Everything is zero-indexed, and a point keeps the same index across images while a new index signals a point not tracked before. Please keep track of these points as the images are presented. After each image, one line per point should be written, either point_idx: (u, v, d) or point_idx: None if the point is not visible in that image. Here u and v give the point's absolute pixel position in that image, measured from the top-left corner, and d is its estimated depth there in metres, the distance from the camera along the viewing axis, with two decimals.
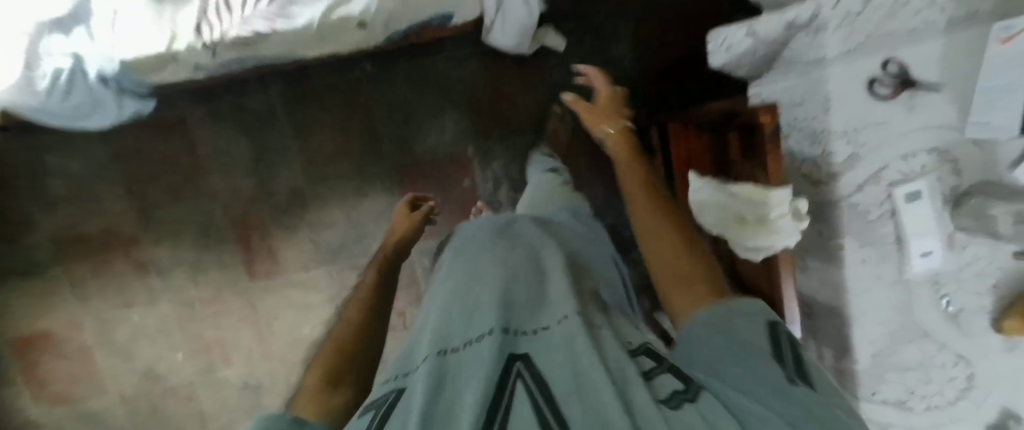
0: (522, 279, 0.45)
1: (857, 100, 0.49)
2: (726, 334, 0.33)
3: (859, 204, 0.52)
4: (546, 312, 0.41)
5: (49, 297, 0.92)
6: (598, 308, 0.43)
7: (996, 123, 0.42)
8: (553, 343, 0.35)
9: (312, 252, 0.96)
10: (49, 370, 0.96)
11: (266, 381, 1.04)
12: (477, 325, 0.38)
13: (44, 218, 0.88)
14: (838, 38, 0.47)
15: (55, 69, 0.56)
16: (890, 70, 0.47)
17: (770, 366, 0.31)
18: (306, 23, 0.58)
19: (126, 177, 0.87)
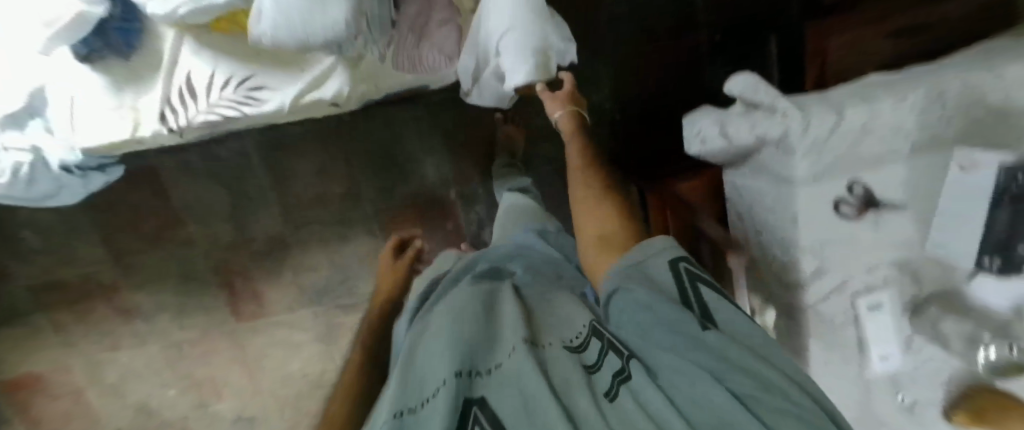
0: (476, 311, 0.39)
1: (825, 218, 0.44)
2: (651, 307, 0.31)
3: (824, 312, 0.47)
4: (500, 338, 0.36)
5: (40, 340, 0.92)
6: (540, 325, 0.38)
7: (960, 248, 0.41)
8: (507, 376, 0.30)
9: (297, 293, 0.91)
10: (47, 408, 0.97)
11: (259, 413, 1.00)
12: (429, 373, 0.31)
13: (26, 268, 0.87)
14: (808, 162, 0.41)
15: (14, 164, 0.52)
16: (855, 192, 0.43)
17: (686, 315, 0.30)
18: (275, 108, 0.53)
19: (103, 226, 0.84)
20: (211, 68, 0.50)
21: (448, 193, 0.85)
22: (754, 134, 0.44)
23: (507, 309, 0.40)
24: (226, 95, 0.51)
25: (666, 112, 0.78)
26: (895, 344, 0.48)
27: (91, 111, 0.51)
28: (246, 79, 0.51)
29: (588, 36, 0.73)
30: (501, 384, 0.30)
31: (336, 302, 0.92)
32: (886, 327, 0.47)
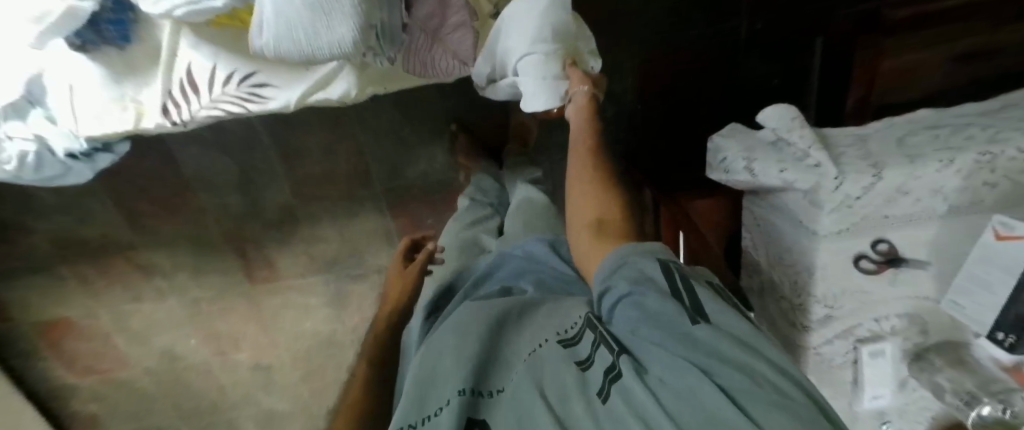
0: (485, 318, 0.39)
1: (842, 272, 0.44)
2: (644, 309, 0.29)
3: (825, 353, 0.49)
4: (508, 345, 0.36)
5: (66, 289, 0.97)
6: (547, 328, 0.37)
7: (968, 312, 0.41)
8: (511, 392, 0.30)
9: (308, 261, 0.93)
10: (80, 348, 1.04)
11: (275, 363, 1.07)
12: (435, 390, 0.32)
13: (45, 224, 0.89)
14: (834, 219, 0.41)
15: (21, 152, 0.52)
16: (879, 249, 0.43)
17: (679, 313, 0.28)
18: (282, 106, 0.51)
19: (116, 189, 0.85)
20: (211, 62, 0.46)
21: (457, 175, 0.85)
22: (782, 178, 0.42)
23: (514, 318, 0.39)
24: (229, 91, 0.48)
25: (689, 108, 0.74)
26: (889, 385, 0.50)
27: (90, 103, 0.48)
28: (248, 76, 0.48)
29: (619, 27, 0.67)
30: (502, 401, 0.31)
31: (346, 272, 0.95)
32: (884, 374, 0.48)
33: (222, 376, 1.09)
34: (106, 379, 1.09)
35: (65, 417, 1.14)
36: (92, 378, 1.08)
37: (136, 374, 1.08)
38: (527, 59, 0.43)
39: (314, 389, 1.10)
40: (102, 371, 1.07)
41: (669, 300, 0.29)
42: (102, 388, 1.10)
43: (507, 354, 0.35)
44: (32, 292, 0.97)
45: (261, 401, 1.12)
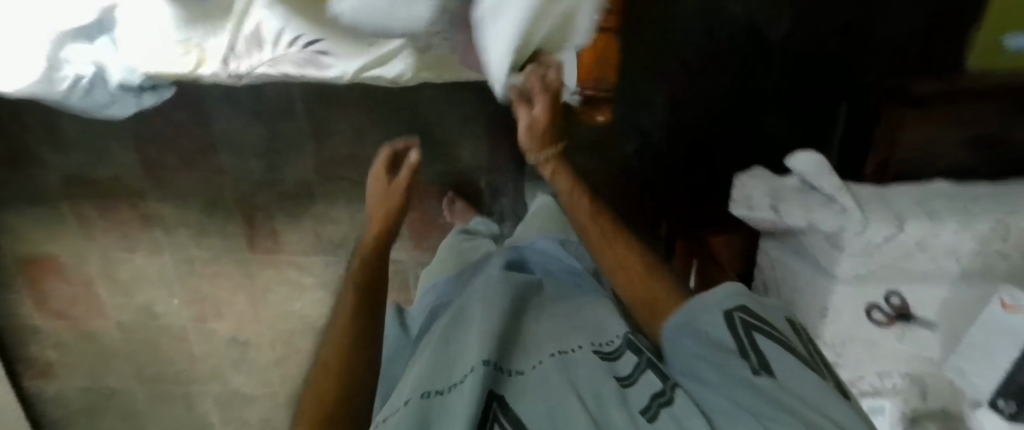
0: (504, 310, 0.46)
1: (859, 320, 0.49)
2: (702, 350, 0.37)
3: None
4: (529, 339, 0.44)
5: (62, 226, 0.95)
6: (573, 328, 0.46)
7: (972, 375, 0.47)
8: (533, 380, 0.38)
9: (313, 238, 0.93)
10: (58, 289, 1.01)
11: (254, 339, 1.03)
12: (462, 364, 0.39)
13: (59, 157, 0.89)
14: (851, 263, 0.45)
15: (76, 76, 0.48)
16: (891, 302, 0.49)
17: (738, 364, 0.35)
18: (338, 75, 0.48)
19: (141, 135, 0.86)
20: (280, 24, 0.44)
21: (478, 179, 0.86)
22: (807, 220, 0.46)
23: (529, 317, 0.48)
24: (289, 53, 0.46)
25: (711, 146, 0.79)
26: None
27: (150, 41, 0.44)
28: (312, 40, 0.45)
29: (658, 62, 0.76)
30: (523, 381, 0.38)
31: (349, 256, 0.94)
32: None
33: (195, 344, 1.04)
34: (76, 326, 1.05)
35: (21, 360, 1.09)
36: (61, 323, 1.04)
37: (108, 326, 1.04)
38: None
39: (286, 374, 1.06)
40: (74, 317, 1.04)
41: (735, 358, 0.36)
42: (68, 335, 1.06)
43: (522, 347, 0.43)
44: (27, 222, 0.96)
45: (228, 379, 1.07)
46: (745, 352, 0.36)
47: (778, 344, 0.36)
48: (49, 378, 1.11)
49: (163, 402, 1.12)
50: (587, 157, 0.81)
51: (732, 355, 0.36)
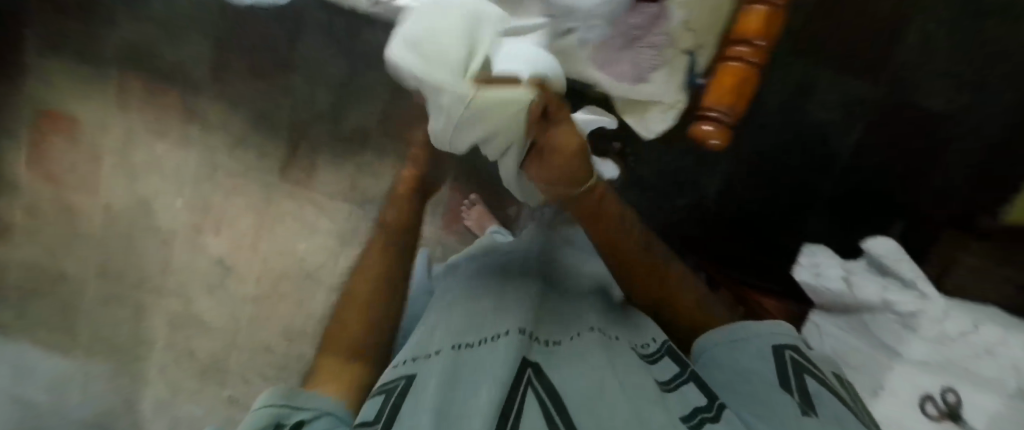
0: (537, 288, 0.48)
1: (907, 403, 0.47)
2: (745, 371, 0.37)
3: None
4: (566, 322, 0.45)
5: (97, 88, 0.91)
6: (614, 320, 0.47)
7: None
8: (569, 355, 0.39)
9: (347, 185, 0.91)
10: (60, 151, 0.95)
11: (240, 268, 0.96)
12: (498, 322, 0.41)
13: (133, 25, 0.88)
14: (921, 346, 0.49)
15: None
16: (945, 397, 0.46)
17: (784, 395, 0.34)
18: None
19: (225, 32, 0.86)
20: None
21: None
22: (880, 295, 0.51)
23: (563, 298, 0.49)
24: None
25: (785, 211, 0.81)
26: None
27: None
28: None
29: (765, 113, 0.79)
30: (558, 357, 0.39)
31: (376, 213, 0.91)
32: None
33: (175, 254, 0.97)
34: (57, 195, 0.97)
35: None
36: (43, 187, 0.96)
37: (91, 206, 0.96)
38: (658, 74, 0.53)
39: (258, 315, 0.98)
40: (61, 185, 0.96)
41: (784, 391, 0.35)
42: (43, 201, 0.97)
43: (559, 328, 0.44)
44: (63, 74, 0.91)
45: (194, 301, 0.98)
46: (790, 382, 0.36)
47: (832, 389, 0.35)
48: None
49: (108, 308, 1.00)
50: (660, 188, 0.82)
51: (771, 381, 0.36)
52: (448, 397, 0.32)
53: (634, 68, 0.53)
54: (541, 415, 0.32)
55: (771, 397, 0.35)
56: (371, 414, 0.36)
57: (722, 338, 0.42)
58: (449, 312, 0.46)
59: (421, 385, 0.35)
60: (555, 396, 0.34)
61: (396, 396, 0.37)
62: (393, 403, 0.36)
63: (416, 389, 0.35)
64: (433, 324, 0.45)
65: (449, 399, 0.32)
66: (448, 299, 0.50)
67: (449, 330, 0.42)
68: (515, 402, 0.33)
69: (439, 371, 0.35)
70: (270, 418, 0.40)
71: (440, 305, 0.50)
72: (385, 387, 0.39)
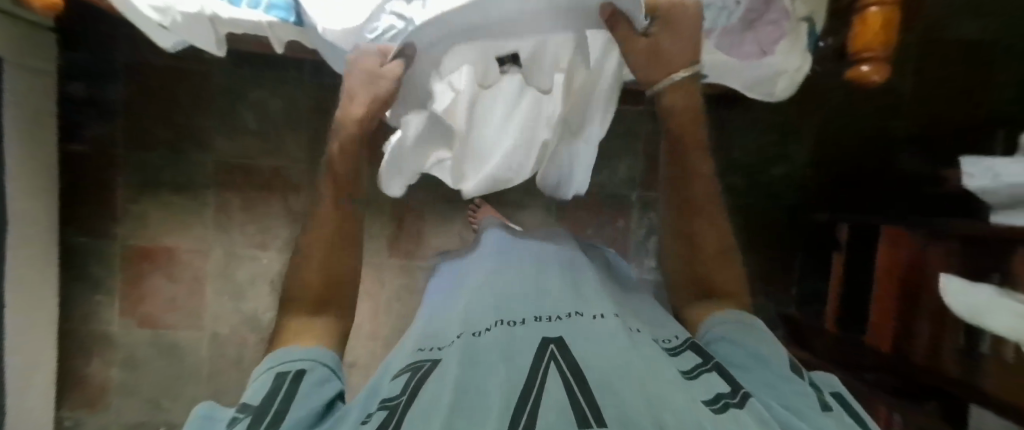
0: (557, 278, 0.51)
1: None
2: (753, 357, 0.42)
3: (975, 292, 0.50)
4: (580, 302, 0.46)
5: (186, 216, 0.88)
6: (635, 316, 0.48)
7: None
8: (587, 337, 0.38)
9: (457, 247, 0.93)
10: (152, 290, 0.89)
11: (362, 360, 0.93)
12: (513, 307, 0.45)
13: (221, 142, 0.88)
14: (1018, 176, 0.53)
15: None
16: None
17: (793, 386, 0.37)
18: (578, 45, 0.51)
19: (318, 129, 0.88)
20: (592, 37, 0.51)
21: (629, 193, 0.94)
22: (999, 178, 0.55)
23: (591, 288, 0.50)
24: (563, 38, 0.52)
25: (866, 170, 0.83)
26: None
27: None
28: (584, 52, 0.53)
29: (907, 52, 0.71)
30: (579, 331, 0.39)
31: None
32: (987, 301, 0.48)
33: None
34: (154, 337, 0.90)
35: (62, 380, 0.89)
36: (139, 333, 0.90)
37: (195, 339, 0.90)
38: (723, 28, 0.58)
39: None
40: (158, 325, 0.90)
41: (797, 396, 0.36)
42: (142, 347, 0.90)
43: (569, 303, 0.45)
44: (146, 210, 0.88)
45: None
46: (800, 377, 0.39)
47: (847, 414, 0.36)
48: (83, 410, 0.90)
49: None
50: (793, 145, 0.88)
51: (786, 373, 0.39)
52: (467, 380, 0.33)
53: (759, 44, 0.59)
54: (561, 386, 0.31)
55: (777, 386, 0.37)
56: (393, 393, 0.36)
57: (732, 324, 0.46)
58: (461, 308, 0.49)
59: (442, 371, 0.36)
60: (575, 368, 0.33)
61: (418, 374, 0.38)
62: (415, 381, 0.37)
63: (442, 371, 0.36)
64: (449, 320, 0.48)
65: (463, 382, 0.33)
66: (478, 285, 0.52)
67: (455, 326, 0.45)
68: (538, 376, 0.32)
69: (461, 359, 0.37)
70: (270, 376, 0.37)
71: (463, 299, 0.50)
72: (411, 367, 0.40)
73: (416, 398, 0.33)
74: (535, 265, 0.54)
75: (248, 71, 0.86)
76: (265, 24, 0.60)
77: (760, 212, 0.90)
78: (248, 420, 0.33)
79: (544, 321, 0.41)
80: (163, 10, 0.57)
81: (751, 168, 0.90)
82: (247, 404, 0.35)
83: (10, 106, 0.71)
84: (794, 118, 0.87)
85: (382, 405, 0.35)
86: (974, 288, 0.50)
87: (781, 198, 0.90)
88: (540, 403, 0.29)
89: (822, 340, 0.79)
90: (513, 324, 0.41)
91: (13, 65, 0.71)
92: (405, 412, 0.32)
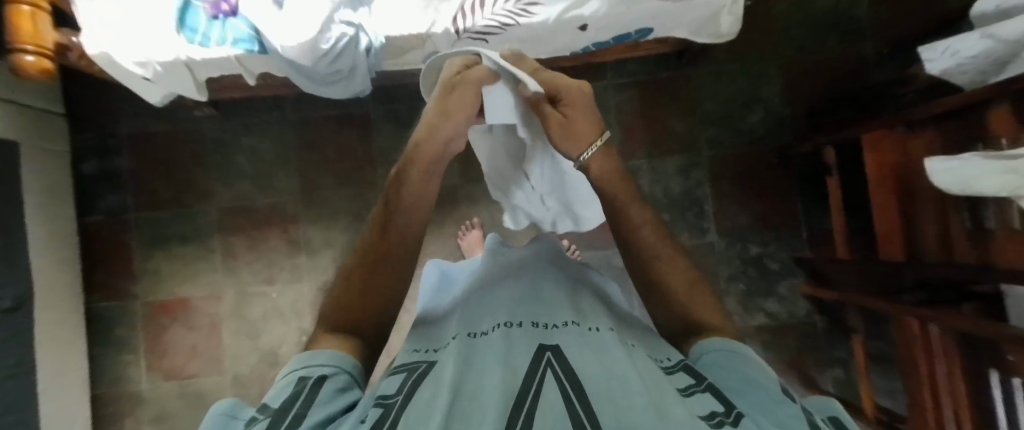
0: (553, 286, 0.45)
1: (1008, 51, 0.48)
2: (740, 378, 0.32)
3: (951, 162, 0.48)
4: (577, 313, 0.40)
5: (196, 265, 0.93)
6: (629, 330, 0.42)
7: None
8: (585, 346, 0.33)
9: (454, 249, 0.93)
10: (172, 342, 0.92)
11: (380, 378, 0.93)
12: (507, 313, 0.39)
13: (220, 190, 0.93)
14: (971, 48, 0.52)
15: (340, 34, 0.60)
16: (997, 42, 0.49)
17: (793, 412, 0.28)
18: (542, 20, 0.62)
19: (305, 161, 0.93)
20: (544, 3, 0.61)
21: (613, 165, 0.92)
22: (957, 56, 0.53)
23: (585, 299, 0.44)
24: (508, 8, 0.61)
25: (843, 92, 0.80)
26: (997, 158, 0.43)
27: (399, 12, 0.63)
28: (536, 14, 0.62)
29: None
30: (575, 341, 0.34)
31: None
32: (964, 166, 0.46)
33: None
34: (180, 388, 0.92)
35: None
36: (165, 386, 0.92)
37: (218, 384, 0.92)
38: None
39: None
40: (181, 375, 0.92)
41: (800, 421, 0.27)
42: (169, 400, 0.92)
43: (567, 312, 0.39)
44: (160, 266, 0.93)
45: None
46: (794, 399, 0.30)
47: None
48: None
49: None
50: (767, 87, 0.88)
51: (777, 393, 0.30)
52: (465, 383, 0.29)
53: None
54: (559, 395, 0.26)
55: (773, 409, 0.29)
56: (389, 390, 0.32)
57: (719, 348, 0.36)
58: (453, 314, 0.44)
59: (440, 370, 0.32)
60: (572, 375, 0.29)
61: (415, 374, 0.33)
62: (410, 381, 0.32)
63: (441, 369, 0.32)
64: (444, 320, 0.45)
65: (464, 385, 0.29)
66: (466, 296, 0.47)
67: (444, 332, 0.41)
68: (534, 383, 0.28)
69: (458, 361, 0.32)
70: (292, 377, 0.32)
71: (462, 298, 0.46)
72: (405, 367, 0.36)
73: (415, 397, 0.29)
74: (530, 270, 0.48)
75: (236, 120, 0.93)
76: (234, 58, 0.65)
77: (748, 159, 0.89)
78: (267, 422, 0.27)
79: (542, 329, 0.36)
80: (144, 63, 0.63)
81: (727, 117, 0.89)
82: (268, 403, 0.29)
83: (29, 185, 0.78)
84: (762, 62, 0.88)
85: (376, 403, 0.30)
86: (956, 159, 0.47)
87: (769, 142, 0.88)
88: (537, 412, 0.25)
89: (842, 274, 0.76)
90: (512, 327, 0.36)
91: (27, 148, 0.78)
92: (403, 408, 0.27)
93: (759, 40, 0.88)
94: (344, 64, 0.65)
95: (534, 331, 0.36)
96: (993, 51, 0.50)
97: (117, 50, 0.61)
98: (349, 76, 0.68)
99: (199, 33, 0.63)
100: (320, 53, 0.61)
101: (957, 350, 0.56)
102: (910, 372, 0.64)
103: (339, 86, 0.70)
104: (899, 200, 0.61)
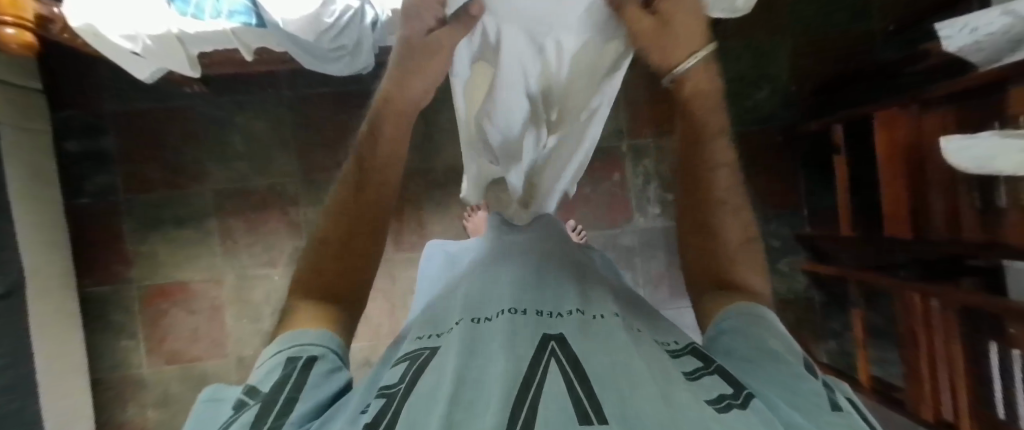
0: (559, 264, 0.41)
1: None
2: (760, 345, 0.30)
3: (963, 142, 0.49)
4: (586, 294, 0.37)
5: (193, 248, 0.90)
6: (637, 315, 0.39)
7: None
8: (591, 332, 0.30)
9: (460, 227, 0.92)
10: (173, 325, 0.91)
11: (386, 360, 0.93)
12: (511, 292, 0.36)
13: (215, 171, 0.90)
14: (990, 25, 0.51)
15: (345, 7, 0.57)
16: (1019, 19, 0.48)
17: (813, 389, 0.26)
18: None
19: (304, 141, 0.90)
20: None
21: (619, 143, 0.91)
22: (974, 33, 0.53)
23: (589, 279, 0.41)
24: None
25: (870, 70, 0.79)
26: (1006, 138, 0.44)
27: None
28: None
29: None
30: (583, 326, 0.31)
31: None
32: (975, 145, 0.47)
33: None
34: (183, 372, 0.91)
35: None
36: (168, 370, 0.91)
37: (222, 367, 0.91)
38: None
39: None
40: (184, 359, 0.91)
41: (818, 402, 0.25)
42: (172, 383, 0.91)
43: (570, 297, 0.35)
44: (155, 250, 0.91)
45: None
46: (815, 373, 0.28)
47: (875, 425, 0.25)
48: None
49: None
50: (775, 63, 0.87)
51: (795, 366, 0.28)
52: (465, 372, 0.26)
53: None
54: (561, 385, 0.24)
55: (786, 389, 0.26)
56: (392, 381, 0.28)
57: (746, 310, 0.33)
58: (457, 289, 0.41)
59: (444, 355, 0.29)
60: (577, 365, 0.26)
61: (417, 363, 0.29)
62: (414, 369, 0.29)
63: (442, 357, 0.28)
64: (446, 297, 0.41)
65: (466, 374, 0.26)
66: (470, 272, 0.43)
67: (446, 311, 0.37)
68: (537, 374, 0.25)
69: (458, 346, 0.29)
70: (278, 359, 0.30)
71: (465, 276, 0.42)
72: (407, 356, 0.32)
73: (416, 387, 0.26)
74: (533, 245, 0.44)
75: (229, 97, 0.89)
76: (229, 32, 0.61)
77: (754, 138, 0.89)
78: (257, 408, 0.26)
79: (547, 312, 0.33)
80: (132, 37, 0.59)
81: (734, 95, 0.89)
82: (255, 386, 0.28)
83: (11, 168, 0.74)
84: (770, 37, 0.87)
85: (378, 393, 0.27)
86: (973, 138, 0.47)
87: (774, 121, 0.89)
88: (540, 405, 0.22)
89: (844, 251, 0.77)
90: (515, 313, 0.32)
91: (9, 128, 0.74)
92: (403, 400, 0.25)
93: (768, 14, 0.86)
94: (350, 40, 0.62)
95: (537, 319, 0.32)
96: (1012, 28, 0.49)
97: (103, 23, 0.57)
98: (354, 52, 0.65)
99: (192, 4, 0.58)
100: (323, 27, 0.58)
101: (957, 322, 0.58)
102: (910, 344, 0.67)
103: (346, 62, 0.68)
104: (914, 176, 0.62)
